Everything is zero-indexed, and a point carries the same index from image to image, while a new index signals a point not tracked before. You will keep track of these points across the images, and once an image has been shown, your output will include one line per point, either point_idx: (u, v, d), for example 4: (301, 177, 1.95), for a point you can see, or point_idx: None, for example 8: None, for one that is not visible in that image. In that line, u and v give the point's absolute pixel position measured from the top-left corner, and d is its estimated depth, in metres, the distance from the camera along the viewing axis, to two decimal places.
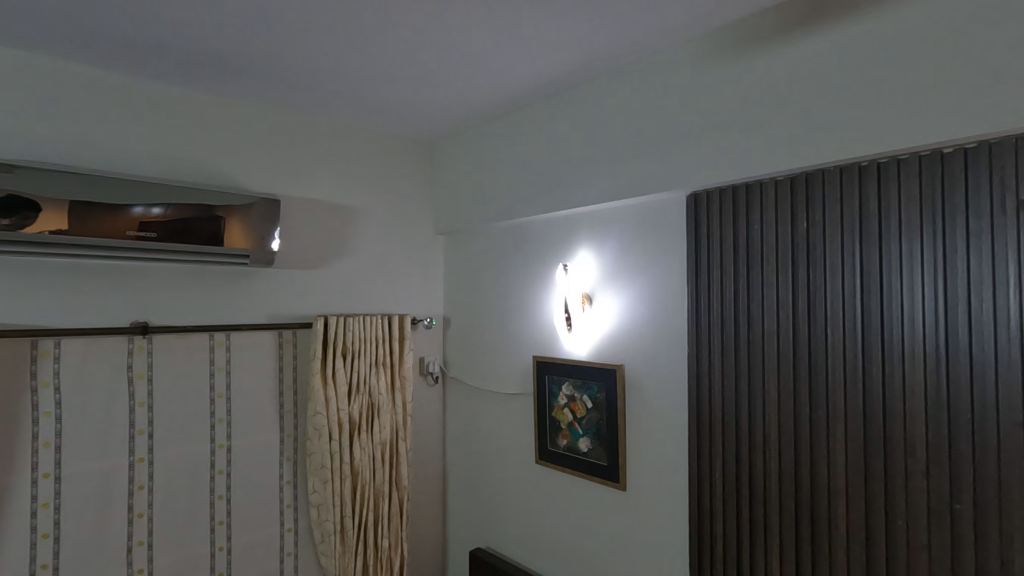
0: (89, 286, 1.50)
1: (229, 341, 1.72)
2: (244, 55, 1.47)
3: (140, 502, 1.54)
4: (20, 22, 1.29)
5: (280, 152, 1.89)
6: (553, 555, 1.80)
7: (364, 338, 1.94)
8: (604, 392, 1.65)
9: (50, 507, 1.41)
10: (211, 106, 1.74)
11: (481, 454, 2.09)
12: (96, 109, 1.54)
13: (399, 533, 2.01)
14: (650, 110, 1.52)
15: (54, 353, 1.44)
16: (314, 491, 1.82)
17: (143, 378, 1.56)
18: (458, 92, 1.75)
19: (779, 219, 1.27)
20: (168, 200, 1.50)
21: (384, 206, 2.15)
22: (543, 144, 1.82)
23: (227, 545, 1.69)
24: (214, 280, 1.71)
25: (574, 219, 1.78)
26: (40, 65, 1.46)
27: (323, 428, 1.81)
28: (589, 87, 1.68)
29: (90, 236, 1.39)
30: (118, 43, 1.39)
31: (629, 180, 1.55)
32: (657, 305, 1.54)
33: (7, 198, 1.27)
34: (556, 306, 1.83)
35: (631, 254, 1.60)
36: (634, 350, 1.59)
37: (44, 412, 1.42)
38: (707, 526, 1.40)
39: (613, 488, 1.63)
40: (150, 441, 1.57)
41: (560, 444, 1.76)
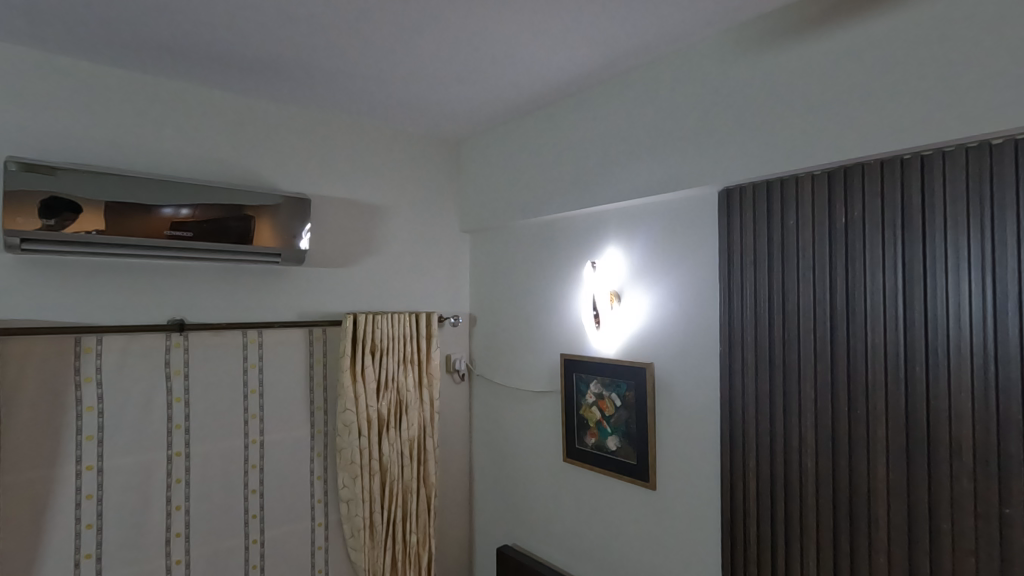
0: (128, 284, 1.55)
1: (262, 338, 1.75)
2: (273, 56, 1.49)
3: (177, 494, 1.58)
4: (61, 29, 1.34)
5: (309, 152, 1.91)
6: (581, 555, 1.79)
7: (392, 335, 1.95)
8: (633, 391, 1.62)
9: (93, 498, 1.46)
10: (242, 108, 1.77)
11: (508, 452, 2.09)
12: (132, 112, 1.58)
13: (427, 529, 2.03)
14: (679, 104, 1.48)
15: (97, 349, 1.49)
16: (344, 486, 1.84)
17: (180, 374, 1.61)
18: (484, 89, 1.75)
19: (816, 214, 1.22)
20: (200, 200, 1.53)
21: (411, 204, 2.16)
22: (571, 141, 1.80)
23: (261, 538, 1.73)
24: (246, 278, 1.75)
25: (602, 215, 1.75)
26: (79, 70, 1.50)
27: (352, 424, 1.83)
28: (616, 82, 1.65)
29: (128, 236, 1.43)
30: (154, 47, 1.43)
31: (658, 176, 1.52)
32: (688, 304, 1.50)
33: (50, 200, 1.32)
34: (584, 303, 1.81)
35: (660, 251, 1.57)
36: (664, 348, 1.56)
37: (87, 406, 1.47)
38: (739, 530, 1.37)
39: (643, 488, 1.61)
40: (187, 435, 1.61)
41: (588, 442, 1.75)
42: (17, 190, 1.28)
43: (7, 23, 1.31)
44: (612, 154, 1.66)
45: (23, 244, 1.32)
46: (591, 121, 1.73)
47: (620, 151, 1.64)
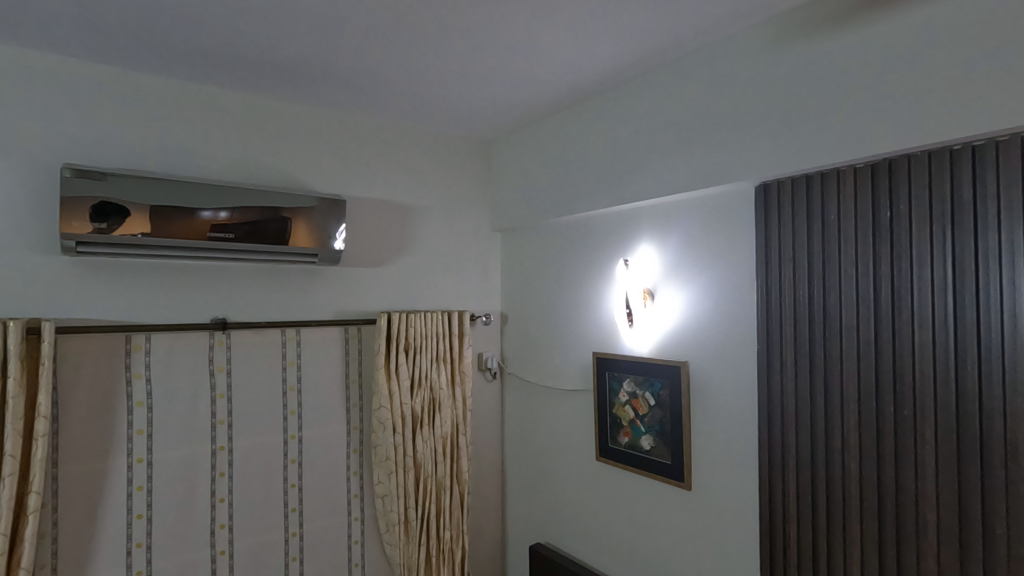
0: (174, 285, 1.61)
1: (300, 337, 1.80)
2: (309, 60, 1.52)
3: (221, 487, 1.64)
4: (111, 41, 1.40)
5: (344, 154, 1.95)
6: (614, 555, 1.78)
7: (425, 333, 1.97)
8: (667, 390, 1.60)
9: (143, 489, 1.53)
10: (280, 112, 1.82)
11: (540, 451, 2.09)
12: (178, 119, 1.64)
13: (460, 526, 2.05)
14: (713, 99, 1.46)
15: (145, 346, 1.55)
16: (379, 482, 1.88)
17: (223, 371, 1.66)
18: (515, 88, 1.75)
19: (859, 209, 1.18)
20: (239, 203, 1.58)
21: (443, 203, 2.18)
22: (602, 138, 1.79)
23: (300, 531, 1.77)
24: (285, 278, 1.80)
25: (635, 212, 1.73)
26: (127, 80, 1.57)
27: (386, 421, 1.86)
28: (649, 77, 1.63)
29: (173, 238, 1.49)
30: (197, 56, 1.49)
31: (693, 172, 1.50)
32: (724, 302, 1.47)
33: (100, 204, 1.38)
34: (617, 301, 1.79)
35: (695, 248, 1.54)
36: (699, 347, 1.53)
37: (137, 401, 1.54)
38: (779, 534, 1.34)
39: (678, 489, 1.59)
40: (230, 430, 1.67)
41: (621, 441, 1.74)
42: (71, 196, 1.34)
43: (61, 36, 1.37)
44: (645, 150, 1.64)
45: (78, 246, 1.39)
46: (624, 118, 1.71)
47: (653, 147, 1.62)
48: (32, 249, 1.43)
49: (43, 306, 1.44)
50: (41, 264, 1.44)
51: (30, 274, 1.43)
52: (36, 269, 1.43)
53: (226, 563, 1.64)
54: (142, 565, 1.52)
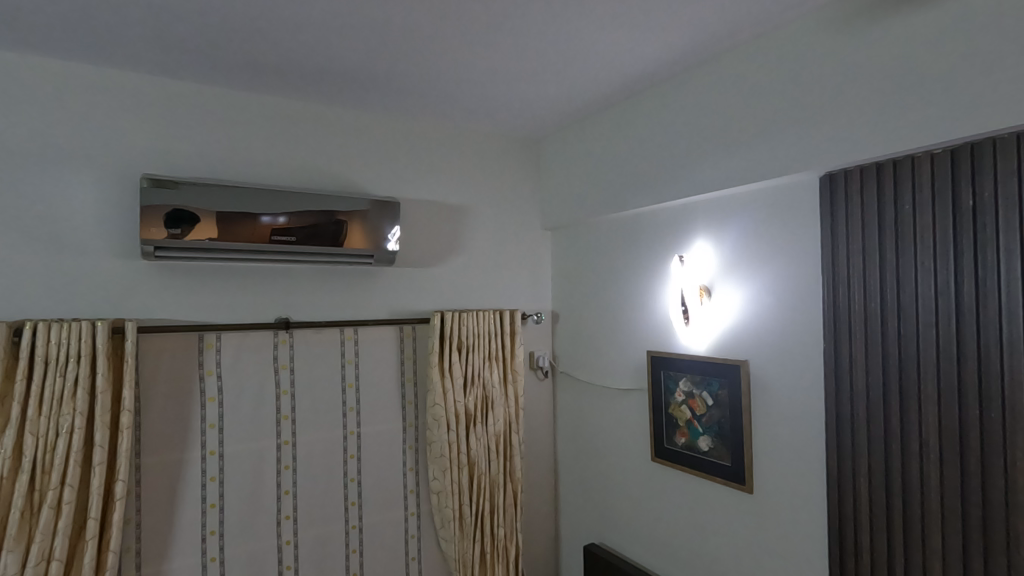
0: (242, 287, 1.70)
1: (357, 335, 1.86)
2: (364, 67, 1.56)
3: (286, 480, 1.72)
4: (182, 58, 1.49)
5: (397, 157, 1.99)
6: (670, 558, 1.74)
7: (478, 332, 1.99)
8: (726, 390, 1.55)
9: (216, 480, 1.62)
10: (336, 119, 1.88)
11: (593, 450, 2.07)
12: (242, 129, 1.73)
13: (514, 524, 2.06)
14: (771, 88, 1.39)
15: (216, 345, 1.65)
16: (434, 479, 1.91)
17: (287, 369, 1.74)
18: (565, 85, 1.73)
19: (937, 198, 1.11)
20: (297, 207, 1.64)
21: (493, 203, 2.19)
22: (655, 132, 1.74)
23: (359, 524, 1.83)
24: (342, 279, 1.86)
25: (690, 207, 1.68)
26: (197, 93, 1.66)
27: (441, 419, 1.89)
28: (703, 68, 1.58)
29: (238, 242, 1.56)
30: (259, 68, 1.56)
31: (752, 164, 1.44)
32: (786, 298, 1.41)
33: (174, 211, 1.47)
34: (671, 299, 1.75)
35: (754, 243, 1.49)
36: (760, 346, 1.47)
37: (209, 397, 1.63)
38: (849, 543, 1.27)
39: (738, 492, 1.53)
40: (293, 426, 1.74)
41: (678, 442, 1.70)
42: (148, 204, 1.44)
43: (139, 55, 1.47)
44: (701, 143, 1.59)
45: (155, 251, 1.49)
46: (678, 110, 1.66)
47: (709, 139, 1.56)
48: (115, 255, 1.54)
49: (125, 307, 1.55)
50: (123, 268, 1.55)
51: (114, 278, 1.54)
52: (119, 273, 1.54)
53: (292, 553, 1.72)
54: (216, 552, 1.61)
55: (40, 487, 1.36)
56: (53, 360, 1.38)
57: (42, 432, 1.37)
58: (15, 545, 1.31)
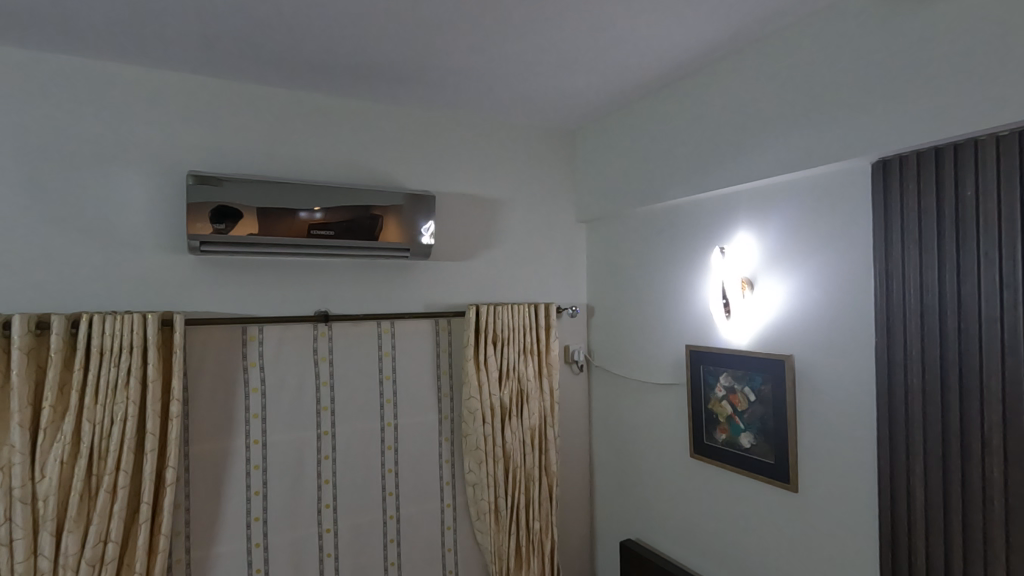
0: (282, 280, 1.74)
1: (394, 328, 1.88)
2: (399, 61, 1.56)
3: (326, 470, 1.76)
4: (223, 57, 1.52)
5: (433, 152, 1.99)
6: (709, 556, 1.71)
7: (513, 326, 1.99)
8: (769, 385, 1.50)
9: (260, 468, 1.67)
10: (373, 114, 1.89)
11: (630, 447, 2.04)
12: (282, 126, 1.76)
13: (549, 517, 2.05)
14: (819, 72, 1.33)
15: (259, 337, 1.69)
16: (470, 471, 1.93)
17: (326, 361, 1.78)
18: (601, 75, 1.69)
19: (1004, 184, 1.04)
20: (334, 203, 1.66)
21: (528, 195, 2.17)
22: (696, 120, 1.69)
23: (397, 514, 1.86)
24: (379, 272, 1.88)
25: (731, 197, 1.63)
26: (239, 92, 1.70)
27: (476, 411, 1.90)
28: (748, 52, 1.51)
29: (278, 237, 1.60)
30: (299, 65, 1.58)
31: (799, 151, 1.37)
32: (834, 292, 1.35)
33: (218, 207, 1.51)
34: (712, 291, 1.70)
35: (800, 234, 1.43)
36: (805, 341, 1.42)
37: (253, 387, 1.68)
38: (903, 548, 1.21)
39: (782, 491, 1.48)
40: (333, 417, 1.78)
41: (718, 438, 1.65)
42: (194, 200, 1.48)
43: (184, 54, 1.50)
44: (744, 130, 1.53)
45: (201, 246, 1.53)
46: (721, 97, 1.60)
47: (753, 126, 1.50)
48: (163, 250, 1.59)
49: (173, 301, 1.60)
50: (171, 263, 1.60)
51: (162, 273, 1.59)
52: (167, 267, 1.60)
53: (332, 541, 1.76)
54: (260, 538, 1.66)
55: (97, 472, 1.43)
56: (107, 351, 1.44)
57: (99, 420, 1.43)
58: (74, 527, 1.38)
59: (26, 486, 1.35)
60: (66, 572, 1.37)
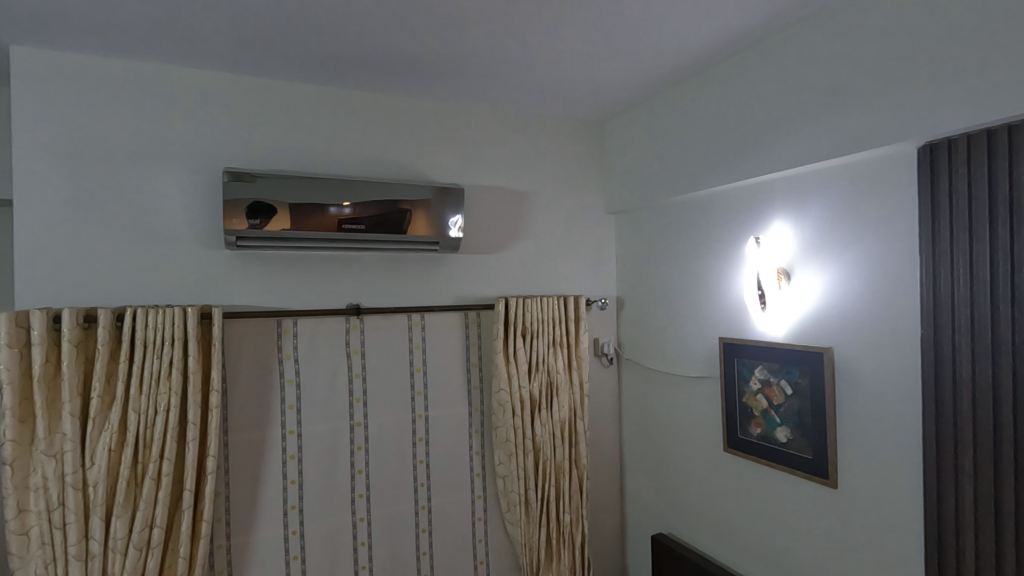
0: (315, 274, 1.77)
1: (424, 321, 1.90)
2: (428, 55, 1.56)
3: (359, 460, 1.79)
4: (256, 55, 1.55)
5: (461, 145, 1.99)
6: (743, 552, 1.68)
7: (542, 318, 1.98)
8: (806, 378, 1.45)
9: (295, 458, 1.72)
10: (401, 108, 1.90)
11: (661, 441, 2.02)
12: (312, 122, 1.78)
13: (580, 511, 2.05)
14: (861, 53, 1.27)
15: (293, 330, 1.73)
16: (500, 463, 1.94)
17: (358, 353, 1.80)
18: (631, 63, 1.66)
19: None
20: (364, 197, 1.68)
21: (556, 187, 2.15)
22: (729, 107, 1.64)
23: (428, 504, 1.89)
24: (408, 266, 1.89)
25: (767, 186, 1.58)
26: (271, 90, 1.73)
27: (506, 404, 1.91)
28: (784, 35, 1.46)
29: (311, 232, 1.62)
30: (328, 61, 1.59)
31: (839, 137, 1.32)
32: (875, 284, 1.30)
33: (253, 203, 1.54)
34: (746, 282, 1.65)
35: (840, 222, 1.37)
36: (845, 333, 1.37)
37: (288, 379, 1.72)
38: (950, 549, 1.17)
39: (820, 487, 1.44)
40: (365, 408, 1.81)
41: (753, 433, 1.62)
42: (230, 197, 1.52)
43: (217, 54, 1.53)
44: (780, 116, 1.48)
45: (237, 241, 1.57)
46: (756, 83, 1.55)
47: (791, 112, 1.45)
48: (202, 246, 1.64)
49: (211, 294, 1.65)
50: (208, 258, 1.64)
51: (201, 267, 1.64)
52: (205, 262, 1.64)
53: (366, 530, 1.79)
54: (297, 526, 1.71)
55: (142, 460, 1.48)
56: (150, 344, 1.49)
57: (143, 409, 1.48)
58: (123, 512, 1.44)
59: (78, 472, 1.41)
60: (115, 555, 1.44)
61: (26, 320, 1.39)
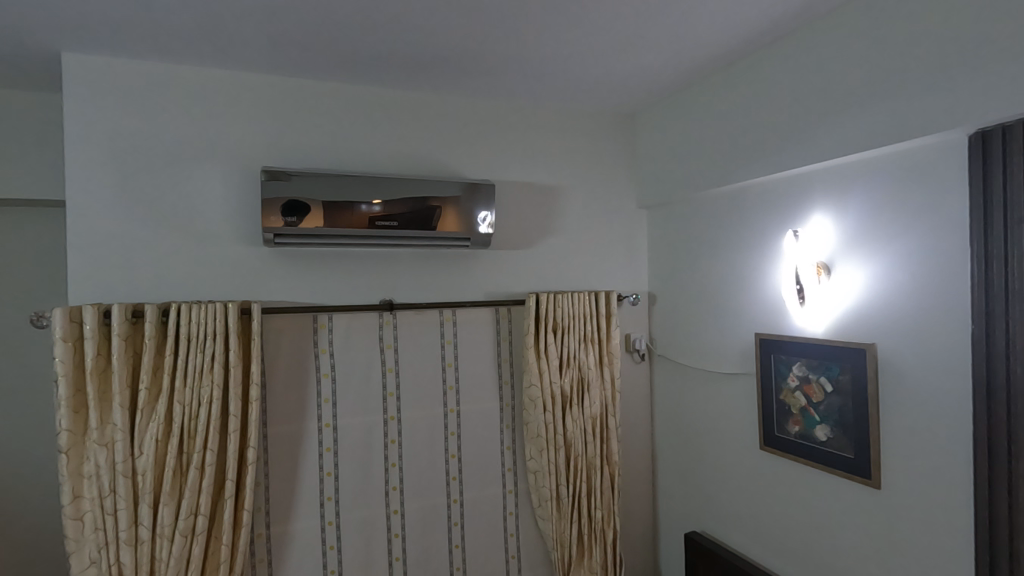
0: (348, 270, 1.79)
1: (455, 316, 1.91)
2: (459, 52, 1.56)
3: (392, 453, 1.82)
4: (290, 56, 1.57)
5: (492, 140, 1.99)
6: (779, 552, 1.65)
7: (573, 313, 1.97)
8: (848, 375, 1.41)
9: (331, 451, 1.76)
10: (432, 105, 1.90)
11: (695, 438, 1.99)
12: (345, 121, 1.80)
13: (611, 507, 2.04)
14: (907, 37, 1.21)
15: (329, 325, 1.77)
16: (531, 458, 1.94)
17: (391, 348, 1.83)
18: (665, 54, 1.62)
19: None
20: (396, 194, 1.70)
21: (587, 180, 2.13)
22: (767, 97, 1.59)
23: (460, 498, 1.91)
24: (440, 262, 1.91)
25: (806, 177, 1.53)
26: (305, 89, 1.76)
27: (537, 399, 1.91)
28: (824, 20, 1.40)
29: (344, 229, 1.65)
30: (359, 60, 1.61)
31: (883, 125, 1.27)
32: (921, 280, 1.24)
33: (289, 202, 1.58)
34: (784, 277, 1.61)
35: (884, 214, 1.32)
36: (889, 328, 1.32)
37: (324, 373, 1.76)
38: (1003, 556, 1.12)
39: (862, 487, 1.40)
40: (398, 402, 1.83)
41: (791, 431, 1.58)
42: (267, 195, 1.56)
43: (253, 55, 1.57)
44: (820, 104, 1.43)
45: (274, 239, 1.60)
46: (795, 71, 1.50)
47: (832, 100, 1.39)
48: (240, 244, 1.68)
49: (250, 290, 1.70)
50: (247, 255, 1.69)
51: (240, 264, 1.69)
52: (244, 259, 1.69)
53: (399, 522, 1.82)
54: (333, 517, 1.75)
55: (187, 450, 1.54)
56: (194, 338, 1.54)
57: (188, 401, 1.54)
58: (169, 500, 1.50)
59: (128, 461, 1.47)
60: (163, 541, 1.50)
61: (79, 315, 1.45)
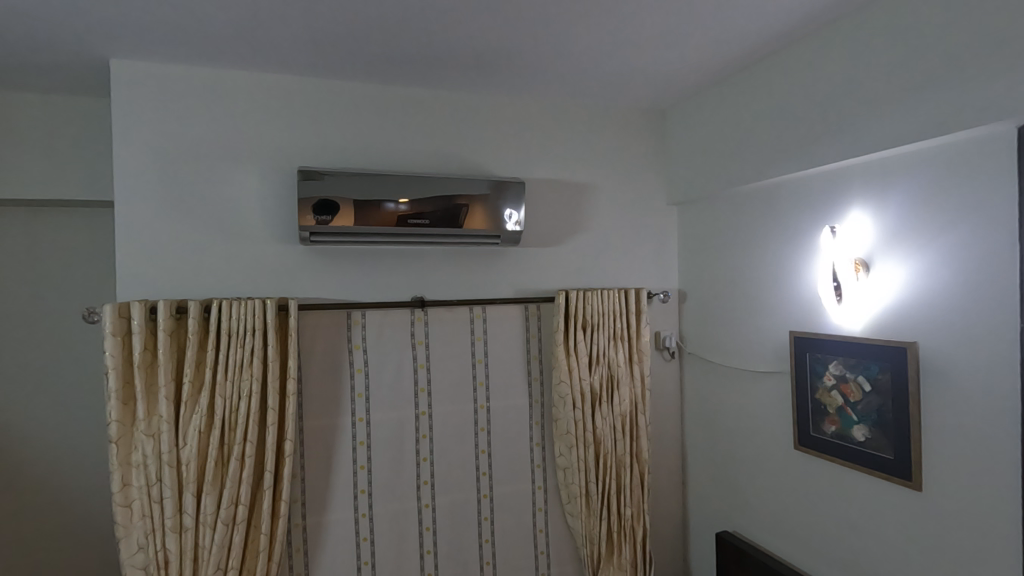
0: (380, 268, 1.83)
1: (485, 314, 1.93)
2: (489, 51, 1.57)
3: (423, 448, 1.85)
4: (325, 59, 1.61)
5: (521, 138, 1.99)
6: (812, 553, 1.62)
7: (603, 311, 1.96)
8: (887, 374, 1.36)
9: (364, 445, 1.80)
10: (462, 104, 1.92)
11: (726, 437, 1.97)
12: (377, 121, 1.83)
13: (641, 504, 2.03)
14: (954, 26, 1.17)
15: (362, 321, 1.80)
16: (561, 455, 1.95)
17: (422, 344, 1.86)
18: (697, 47, 1.60)
19: None
20: (427, 193, 1.72)
21: (617, 177, 2.12)
22: (804, 89, 1.55)
23: (490, 493, 1.93)
24: (470, 260, 1.92)
25: (843, 172, 1.49)
26: (338, 91, 1.79)
27: (567, 396, 1.91)
28: (866, 9, 1.35)
29: (377, 227, 1.68)
30: (391, 61, 1.64)
31: (925, 117, 1.22)
32: (965, 278, 1.20)
33: (324, 201, 1.62)
34: (820, 274, 1.57)
35: (926, 209, 1.28)
36: (930, 326, 1.28)
37: (357, 368, 1.80)
38: None
39: (901, 489, 1.36)
40: (429, 398, 1.86)
41: (827, 431, 1.54)
42: (302, 195, 1.60)
43: (289, 58, 1.61)
44: (860, 97, 1.38)
45: (310, 236, 1.64)
46: (834, 62, 1.45)
47: (871, 91, 1.35)
48: (278, 242, 1.73)
49: (286, 287, 1.75)
50: (283, 253, 1.74)
51: (277, 262, 1.73)
52: (281, 257, 1.74)
53: (430, 515, 1.86)
54: (366, 509, 1.79)
55: (228, 442, 1.60)
56: (234, 333, 1.59)
57: (229, 395, 1.59)
58: (211, 490, 1.56)
59: (173, 451, 1.53)
60: (206, 528, 1.56)
61: (127, 310, 1.52)
